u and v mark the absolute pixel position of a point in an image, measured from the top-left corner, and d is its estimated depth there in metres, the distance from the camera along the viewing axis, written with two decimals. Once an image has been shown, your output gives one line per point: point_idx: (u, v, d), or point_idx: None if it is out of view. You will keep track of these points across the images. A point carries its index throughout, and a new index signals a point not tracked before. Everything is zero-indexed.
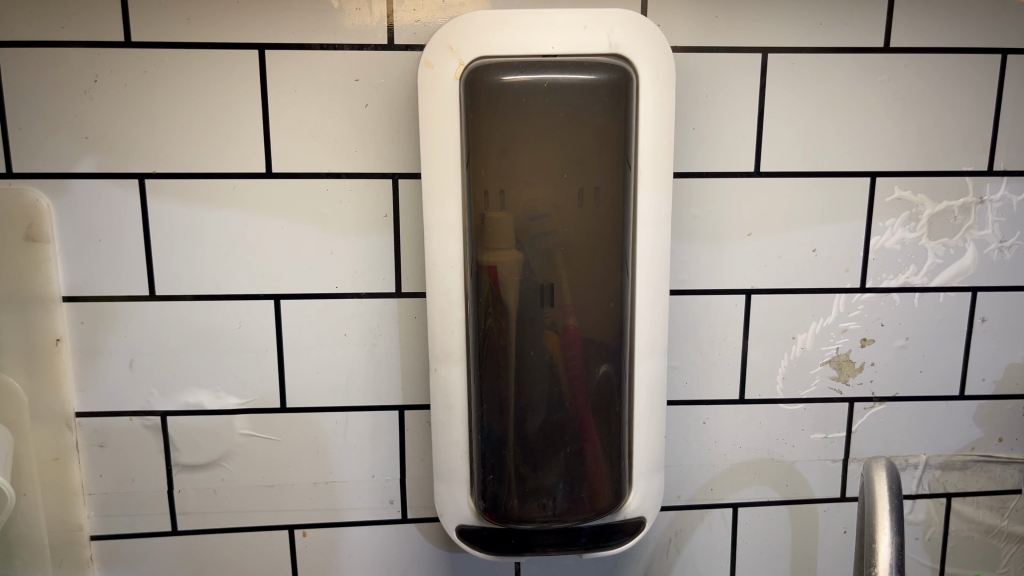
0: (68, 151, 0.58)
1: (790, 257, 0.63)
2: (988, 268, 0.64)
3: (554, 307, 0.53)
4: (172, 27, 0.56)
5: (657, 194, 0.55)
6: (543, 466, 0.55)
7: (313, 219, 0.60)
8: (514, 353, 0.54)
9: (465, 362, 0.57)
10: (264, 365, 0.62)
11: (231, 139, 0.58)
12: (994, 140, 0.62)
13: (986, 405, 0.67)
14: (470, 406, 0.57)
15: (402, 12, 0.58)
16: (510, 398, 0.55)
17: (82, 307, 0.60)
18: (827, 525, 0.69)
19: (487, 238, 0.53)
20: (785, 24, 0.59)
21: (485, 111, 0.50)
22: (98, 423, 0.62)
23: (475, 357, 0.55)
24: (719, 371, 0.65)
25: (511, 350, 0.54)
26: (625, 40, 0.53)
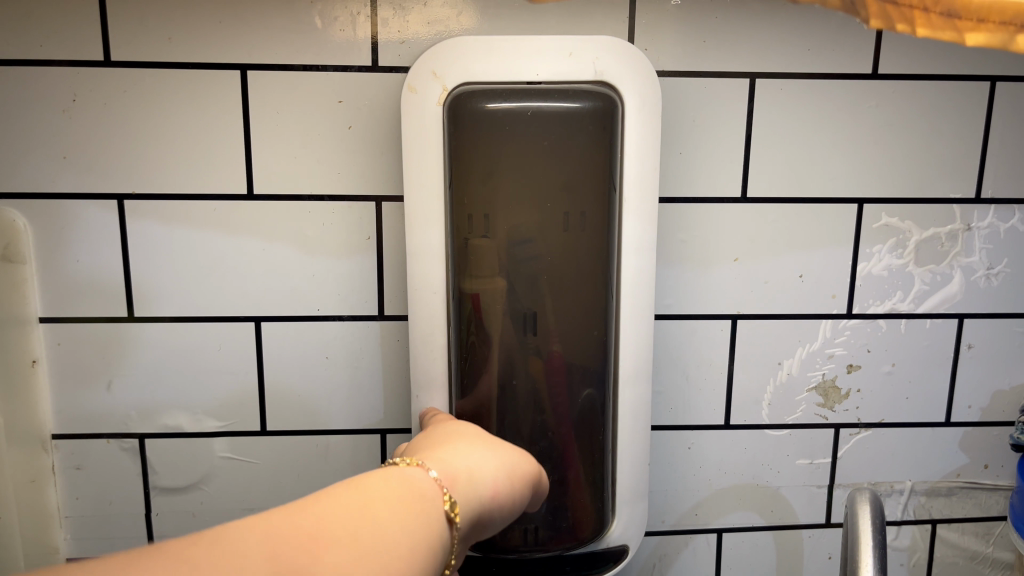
0: (45, 171, 0.57)
1: (775, 282, 0.62)
2: (974, 295, 0.64)
3: (538, 337, 0.52)
4: (153, 47, 0.55)
5: (641, 222, 0.54)
6: None
7: (294, 241, 0.59)
8: (501, 379, 0.53)
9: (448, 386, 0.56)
10: (243, 387, 0.62)
11: (211, 159, 0.57)
12: (983, 167, 0.61)
13: (972, 432, 0.67)
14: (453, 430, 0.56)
15: (387, 33, 0.57)
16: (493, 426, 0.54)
17: (58, 328, 0.59)
18: (812, 550, 0.69)
19: (470, 265, 0.52)
20: (773, 49, 0.58)
21: (469, 138, 0.50)
22: (75, 446, 0.61)
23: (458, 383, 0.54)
24: (703, 396, 0.64)
25: (495, 377, 0.53)
26: (610, 67, 0.52)
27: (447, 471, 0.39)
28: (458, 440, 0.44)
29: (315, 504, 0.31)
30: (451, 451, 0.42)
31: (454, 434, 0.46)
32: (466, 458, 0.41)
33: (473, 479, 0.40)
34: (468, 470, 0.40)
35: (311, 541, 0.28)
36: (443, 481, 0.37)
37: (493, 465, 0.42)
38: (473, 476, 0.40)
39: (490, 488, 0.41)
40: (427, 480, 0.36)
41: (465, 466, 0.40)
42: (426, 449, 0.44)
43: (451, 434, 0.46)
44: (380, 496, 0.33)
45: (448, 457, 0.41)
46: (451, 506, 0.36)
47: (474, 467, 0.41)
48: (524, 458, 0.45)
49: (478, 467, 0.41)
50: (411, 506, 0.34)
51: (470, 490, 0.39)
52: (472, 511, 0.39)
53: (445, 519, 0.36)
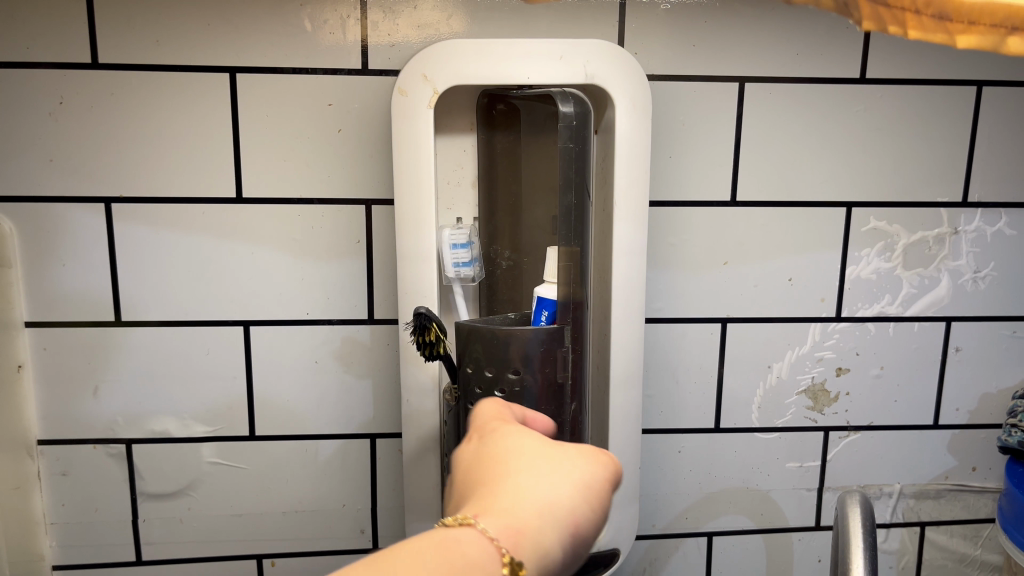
0: (32, 173, 0.56)
1: (765, 286, 0.63)
2: (962, 298, 0.64)
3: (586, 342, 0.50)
4: (141, 49, 0.55)
5: (632, 226, 0.54)
6: None
7: (283, 244, 0.59)
8: (565, 395, 0.48)
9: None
10: (232, 392, 0.61)
11: (199, 161, 0.57)
12: (969, 171, 0.62)
13: (960, 435, 0.67)
14: None
15: (377, 36, 0.56)
16: None
17: (44, 333, 0.59)
18: (802, 553, 0.69)
19: (570, 274, 0.47)
20: (762, 54, 0.58)
21: (585, 136, 0.46)
22: (61, 451, 0.61)
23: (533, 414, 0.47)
24: (693, 399, 0.64)
25: (571, 391, 0.48)
26: (600, 70, 0.51)
27: (504, 527, 0.34)
28: (520, 460, 0.39)
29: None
30: (507, 487, 0.37)
31: (515, 441, 0.41)
32: (524, 497, 0.36)
33: (539, 529, 0.35)
34: (529, 515, 0.35)
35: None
36: (498, 541, 0.33)
37: (561, 493, 0.37)
38: (536, 524, 0.35)
39: (562, 523, 0.36)
40: (478, 548, 0.32)
41: (527, 509, 0.35)
42: (483, 477, 0.39)
43: (513, 445, 0.40)
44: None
45: (504, 500, 0.36)
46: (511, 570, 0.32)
47: (536, 508, 0.35)
48: (598, 463, 0.40)
49: (543, 502, 0.36)
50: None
51: (535, 543, 0.34)
52: (538, 568, 0.34)
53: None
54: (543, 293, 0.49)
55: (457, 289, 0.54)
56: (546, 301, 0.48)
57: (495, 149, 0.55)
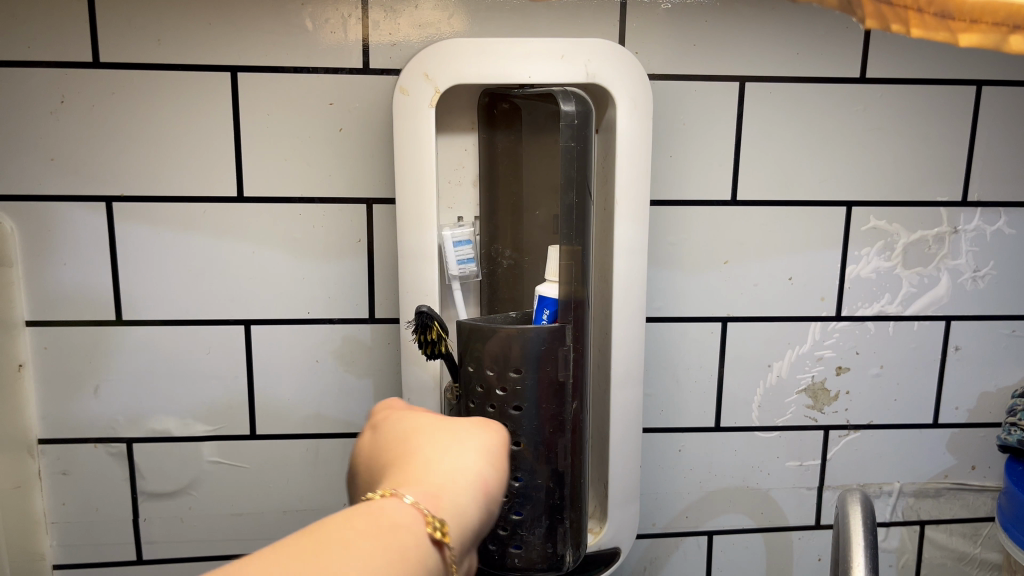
0: (33, 172, 0.56)
1: (766, 285, 0.63)
2: (961, 298, 0.64)
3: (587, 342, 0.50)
4: (142, 48, 0.55)
5: (633, 225, 0.54)
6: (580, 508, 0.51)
7: (284, 244, 0.59)
8: (566, 394, 0.48)
9: (495, 404, 0.47)
10: (232, 391, 0.61)
11: (200, 160, 0.57)
12: (969, 171, 0.62)
13: (959, 433, 0.67)
14: None
15: (378, 35, 0.57)
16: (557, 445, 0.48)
17: (45, 332, 0.59)
18: (802, 552, 0.69)
19: (572, 272, 0.47)
20: (763, 53, 0.59)
21: (586, 135, 0.46)
22: (62, 450, 0.61)
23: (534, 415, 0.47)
24: (693, 398, 0.64)
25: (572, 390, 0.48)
26: (602, 69, 0.51)
27: (422, 492, 0.33)
28: (423, 438, 0.38)
29: (264, 560, 0.27)
30: (420, 459, 0.36)
31: (417, 421, 0.40)
32: (437, 466, 0.35)
33: (456, 492, 0.34)
34: (445, 482, 0.34)
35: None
36: (421, 506, 0.32)
37: (471, 461, 0.36)
38: (453, 489, 0.34)
39: (475, 486, 0.35)
40: (404, 513, 0.31)
41: (441, 477, 0.34)
42: (391, 457, 0.37)
43: (412, 424, 0.39)
44: (341, 543, 0.29)
45: (421, 470, 0.35)
46: (437, 528, 0.31)
47: (450, 475, 0.35)
48: (502, 436, 0.40)
49: (455, 469, 0.35)
50: (385, 553, 0.29)
51: (455, 507, 0.33)
52: (461, 531, 0.33)
53: (430, 547, 0.31)
54: (544, 292, 0.49)
55: (458, 287, 0.54)
56: (547, 300, 0.49)
57: (498, 149, 0.55)
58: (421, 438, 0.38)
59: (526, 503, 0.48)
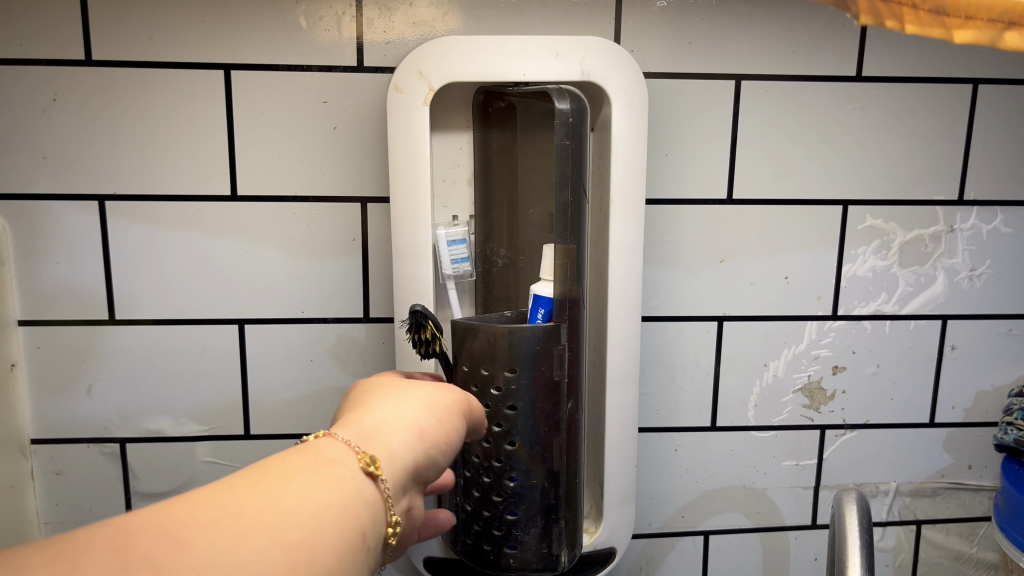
0: (25, 171, 0.56)
1: (762, 284, 0.62)
2: (958, 296, 0.64)
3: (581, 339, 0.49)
4: (135, 47, 0.55)
5: (629, 224, 0.54)
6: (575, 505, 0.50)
7: (278, 243, 0.59)
8: (561, 394, 0.47)
9: (490, 404, 0.46)
10: (226, 390, 0.61)
11: (193, 158, 0.57)
12: (966, 170, 0.62)
13: (956, 433, 0.67)
14: (470, 446, 0.48)
15: (372, 33, 0.56)
16: (552, 443, 0.47)
17: (38, 331, 0.58)
18: (798, 552, 0.69)
19: (567, 272, 0.46)
20: (759, 52, 0.58)
21: (580, 132, 0.46)
22: (55, 451, 0.60)
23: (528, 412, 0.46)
24: (690, 398, 0.64)
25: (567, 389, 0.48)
26: (597, 67, 0.51)
27: (356, 433, 0.34)
28: (370, 396, 0.39)
29: (206, 491, 0.27)
30: (361, 411, 0.37)
31: (369, 386, 0.41)
32: (374, 415, 0.36)
33: (389, 434, 0.35)
34: (381, 425, 0.35)
35: (183, 529, 0.25)
36: (352, 443, 0.33)
37: (408, 412, 0.37)
38: (387, 434, 0.35)
39: (411, 431, 0.36)
40: (336, 448, 0.32)
41: (376, 422, 0.36)
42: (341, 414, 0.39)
43: (364, 388, 0.41)
44: (279, 476, 0.29)
45: (357, 417, 0.36)
46: (368, 461, 0.32)
47: (385, 421, 0.36)
48: (450, 395, 0.41)
49: (393, 419, 0.36)
50: (319, 483, 0.30)
51: (388, 448, 0.34)
52: (395, 469, 0.34)
53: (363, 479, 0.32)
54: (538, 291, 0.49)
55: (453, 286, 0.54)
56: (542, 299, 0.48)
57: (493, 148, 0.54)
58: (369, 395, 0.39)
59: (521, 503, 0.48)
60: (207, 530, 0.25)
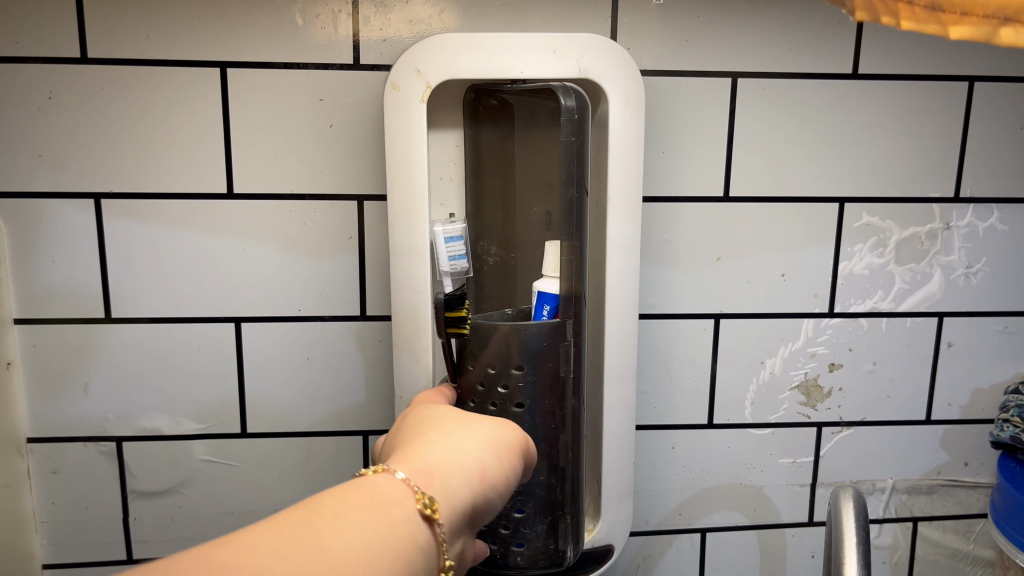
0: (20, 169, 0.56)
1: (758, 282, 0.63)
2: (954, 294, 0.64)
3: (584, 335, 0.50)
4: (131, 45, 0.55)
5: (626, 222, 0.54)
6: (578, 502, 0.51)
7: (275, 241, 0.59)
8: (566, 390, 0.48)
9: (497, 402, 0.47)
10: (223, 389, 0.61)
11: (191, 157, 0.57)
12: (961, 167, 0.62)
13: (952, 430, 0.67)
14: None
15: (368, 31, 0.56)
16: (556, 438, 0.48)
17: (34, 330, 0.58)
18: (795, 549, 0.69)
19: (574, 268, 0.47)
20: (755, 49, 0.58)
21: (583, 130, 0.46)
22: (51, 450, 0.60)
23: (533, 409, 0.47)
24: (686, 396, 0.64)
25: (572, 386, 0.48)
26: (593, 65, 0.51)
27: (416, 471, 0.36)
28: (432, 430, 0.41)
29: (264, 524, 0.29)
30: (421, 447, 0.39)
31: (430, 416, 0.44)
32: (434, 452, 0.38)
33: (447, 475, 0.37)
34: (440, 464, 0.37)
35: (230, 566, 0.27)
36: (412, 482, 0.35)
37: (467, 451, 0.39)
38: (446, 472, 0.37)
39: (468, 472, 0.38)
40: (395, 488, 0.34)
41: (436, 460, 0.38)
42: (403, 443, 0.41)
43: (428, 419, 0.43)
44: (336, 513, 0.31)
45: (418, 453, 0.38)
46: (427, 503, 0.34)
47: (445, 460, 0.38)
48: (507, 433, 0.43)
49: (451, 457, 0.38)
50: (374, 524, 0.31)
51: (446, 488, 0.36)
52: (450, 509, 0.36)
53: (421, 521, 0.33)
54: (543, 288, 0.49)
55: (450, 283, 0.53)
56: (548, 296, 0.48)
57: (483, 146, 0.54)
58: (432, 430, 0.41)
59: (529, 501, 0.48)
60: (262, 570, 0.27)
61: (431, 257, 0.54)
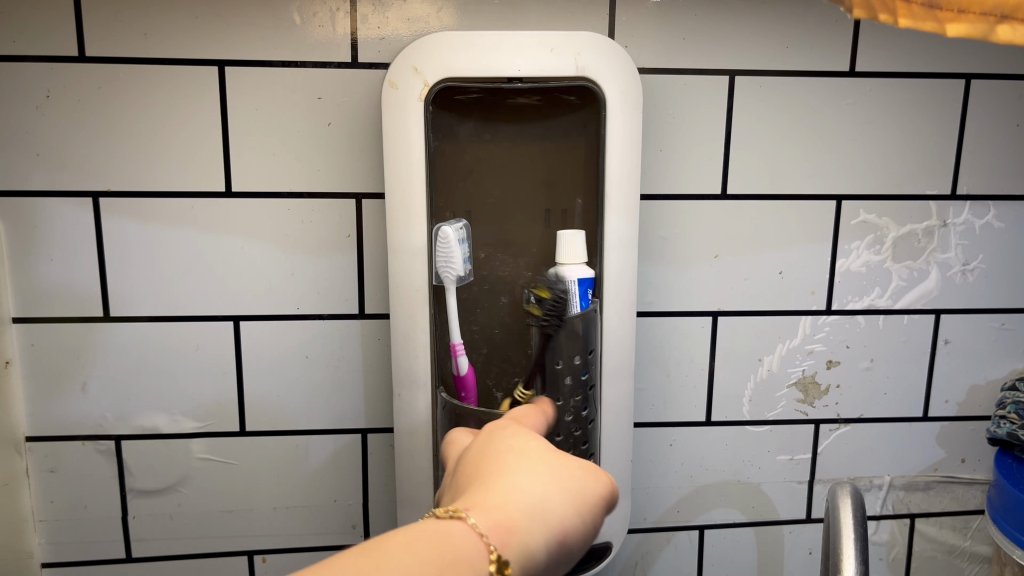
0: (17, 167, 0.56)
1: (756, 280, 0.63)
2: (950, 291, 0.64)
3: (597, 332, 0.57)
4: (129, 43, 0.55)
5: (623, 219, 0.54)
6: None
7: (273, 239, 0.59)
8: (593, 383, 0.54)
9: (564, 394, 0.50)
10: (222, 387, 0.61)
11: (189, 155, 0.57)
12: (958, 165, 0.62)
13: (949, 426, 0.67)
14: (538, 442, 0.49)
15: (366, 29, 0.56)
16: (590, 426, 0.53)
17: (32, 329, 0.58)
18: (793, 546, 0.69)
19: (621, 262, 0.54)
20: (752, 47, 0.58)
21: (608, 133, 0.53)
22: (50, 448, 0.60)
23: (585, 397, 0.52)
24: (684, 393, 0.64)
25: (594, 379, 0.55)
26: (591, 63, 0.51)
27: (494, 522, 0.34)
28: (515, 464, 0.39)
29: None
30: (502, 489, 0.37)
31: (517, 446, 0.41)
32: (516, 499, 0.36)
33: (525, 533, 0.35)
34: (520, 516, 0.35)
35: None
36: (488, 539, 0.33)
37: (555, 500, 0.37)
38: (525, 529, 0.35)
39: (547, 527, 0.36)
40: (468, 545, 0.32)
41: (519, 511, 0.35)
42: (483, 471, 0.39)
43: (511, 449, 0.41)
44: (394, 567, 0.29)
45: (497, 497, 0.36)
46: (496, 567, 0.32)
47: (527, 512, 0.35)
48: (598, 485, 0.40)
49: (534, 507, 0.36)
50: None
51: (522, 547, 0.34)
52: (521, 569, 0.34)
53: None
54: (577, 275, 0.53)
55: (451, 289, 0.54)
56: (587, 281, 0.53)
57: (452, 144, 0.55)
58: (514, 464, 0.39)
59: None
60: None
61: (428, 249, 0.53)
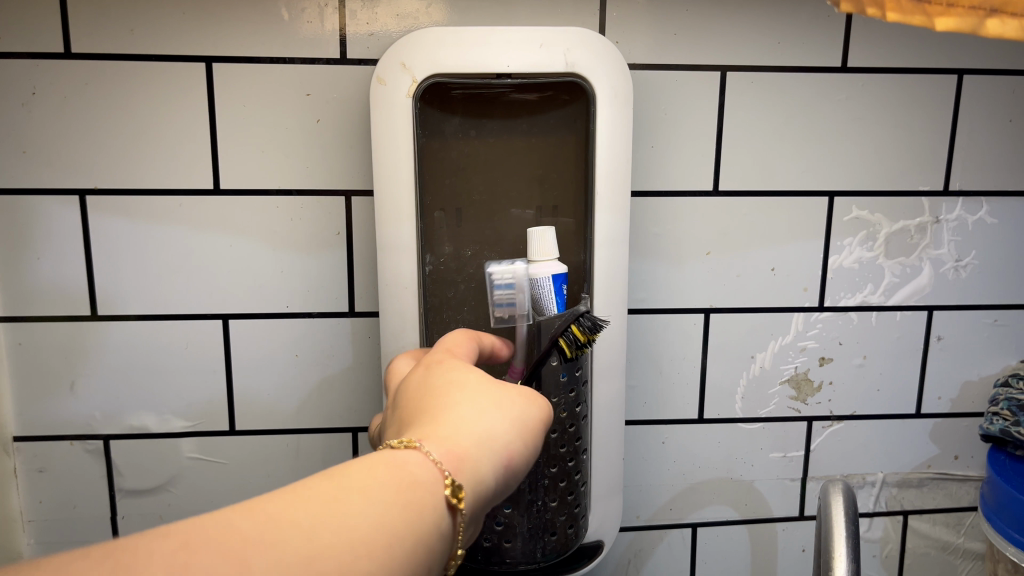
0: (4, 165, 0.55)
1: (748, 276, 0.62)
2: (943, 287, 0.64)
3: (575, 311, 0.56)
4: (115, 40, 0.54)
5: (613, 216, 0.53)
6: None
7: (262, 236, 0.58)
8: None
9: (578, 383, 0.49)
10: (211, 385, 0.60)
11: (176, 152, 0.56)
12: (950, 160, 0.62)
13: (942, 423, 0.67)
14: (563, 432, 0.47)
15: (355, 25, 0.56)
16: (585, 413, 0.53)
17: (19, 328, 0.58)
18: (786, 543, 0.69)
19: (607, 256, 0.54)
20: (744, 42, 0.58)
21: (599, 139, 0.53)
22: (38, 448, 0.60)
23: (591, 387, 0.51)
24: (677, 389, 0.64)
25: None
26: (581, 58, 0.51)
27: (446, 451, 0.33)
28: (461, 402, 0.36)
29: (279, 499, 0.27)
30: (444, 414, 0.35)
31: (456, 378, 0.38)
32: (462, 424, 0.34)
33: (475, 460, 0.33)
34: (470, 445, 0.34)
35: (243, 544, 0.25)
36: (441, 465, 0.32)
37: (501, 430, 0.35)
38: (473, 456, 0.34)
39: (494, 456, 0.35)
40: (424, 469, 0.31)
41: (466, 440, 0.34)
42: (427, 408, 0.36)
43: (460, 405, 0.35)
44: (362, 491, 0.29)
45: (444, 428, 0.34)
46: (452, 491, 0.31)
47: (477, 439, 0.34)
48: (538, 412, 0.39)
49: (479, 436, 0.35)
50: (400, 507, 0.29)
51: (473, 474, 0.33)
52: (473, 496, 0.33)
53: (444, 510, 0.31)
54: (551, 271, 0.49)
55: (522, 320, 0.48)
56: (560, 276, 0.49)
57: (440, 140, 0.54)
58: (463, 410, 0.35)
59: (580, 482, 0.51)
60: (279, 555, 0.25)
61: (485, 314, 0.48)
